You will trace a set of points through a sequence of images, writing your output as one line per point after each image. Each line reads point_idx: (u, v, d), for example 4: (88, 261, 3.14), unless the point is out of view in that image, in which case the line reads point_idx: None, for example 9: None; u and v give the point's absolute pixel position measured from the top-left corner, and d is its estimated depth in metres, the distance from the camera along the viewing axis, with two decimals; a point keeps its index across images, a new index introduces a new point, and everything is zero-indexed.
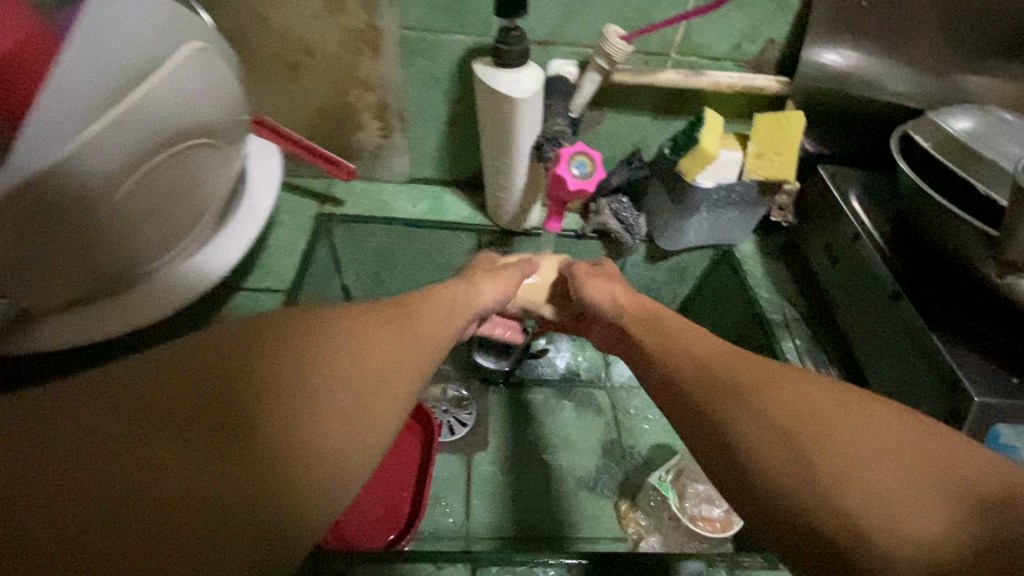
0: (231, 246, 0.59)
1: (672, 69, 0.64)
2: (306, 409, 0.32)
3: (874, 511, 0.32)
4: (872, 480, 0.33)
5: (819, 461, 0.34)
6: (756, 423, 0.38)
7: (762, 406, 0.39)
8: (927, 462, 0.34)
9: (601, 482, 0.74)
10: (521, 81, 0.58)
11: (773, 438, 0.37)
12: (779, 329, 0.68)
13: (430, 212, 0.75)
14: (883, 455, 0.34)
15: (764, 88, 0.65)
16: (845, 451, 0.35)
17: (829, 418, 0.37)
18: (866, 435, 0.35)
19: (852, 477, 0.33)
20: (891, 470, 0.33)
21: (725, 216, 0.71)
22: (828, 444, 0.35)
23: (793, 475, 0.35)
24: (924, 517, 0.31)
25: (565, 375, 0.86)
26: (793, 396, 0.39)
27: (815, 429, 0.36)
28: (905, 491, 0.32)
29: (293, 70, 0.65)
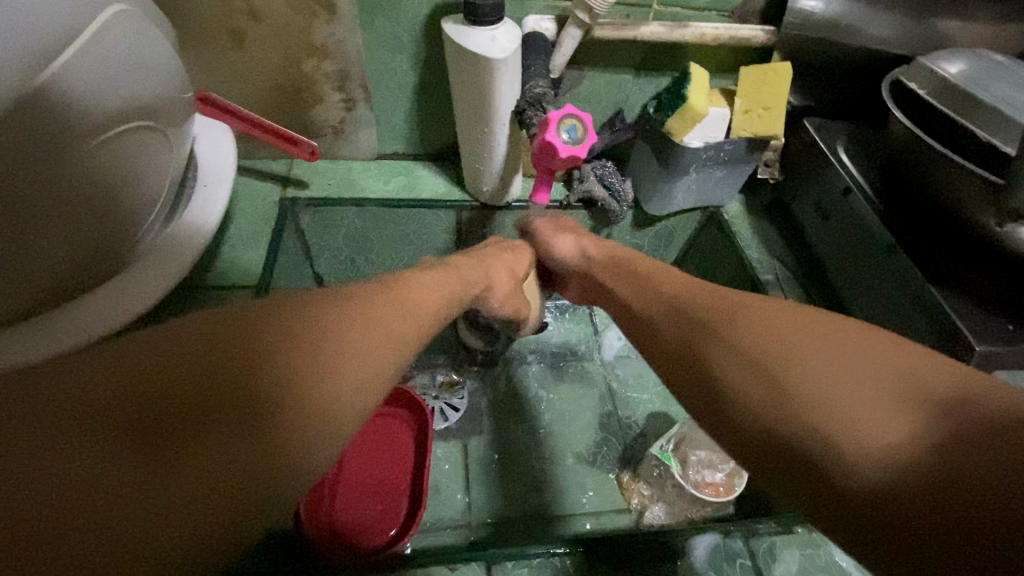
0: (188, 240, 0.53)
1: (655, 22, 0.60)
2: (237, 389, 0.28)
3: (843, 420, 0.28)
4: (838, 393, 0.29)
5: (788, 380, 0.31)
6: (731, 353, 0.34)
7: (736, 332, 0.35)
8: (905, 370, 0.30)
9: (600, 455, 0.73)
10: (497, 39, 0.53)
11: (742, 368, 0.33)
12: (772, 289, 0.68)
13: (403, 189, 0.71)
14: (851, 364, 0.31)
15: (751, 39, 0.62)
16: (814, 365, 0.31)
17: (800, 335, 0.33)
18: (836, 346, 0.32)
19: (822, 394, 0.30)
20: (859, 379, 0.30)
21: (713, 176, 0.68)
22: (797, 364, 0.32)
23: (763, 397, 0.31)
24: (896, 424, 0.27)
25: (556, 350, 0.84)
26: (770, 316, 0.35)
27: (782, 347, 0.33)
28: (875, 400, 0.29)
29: (237, 39, 0.58)
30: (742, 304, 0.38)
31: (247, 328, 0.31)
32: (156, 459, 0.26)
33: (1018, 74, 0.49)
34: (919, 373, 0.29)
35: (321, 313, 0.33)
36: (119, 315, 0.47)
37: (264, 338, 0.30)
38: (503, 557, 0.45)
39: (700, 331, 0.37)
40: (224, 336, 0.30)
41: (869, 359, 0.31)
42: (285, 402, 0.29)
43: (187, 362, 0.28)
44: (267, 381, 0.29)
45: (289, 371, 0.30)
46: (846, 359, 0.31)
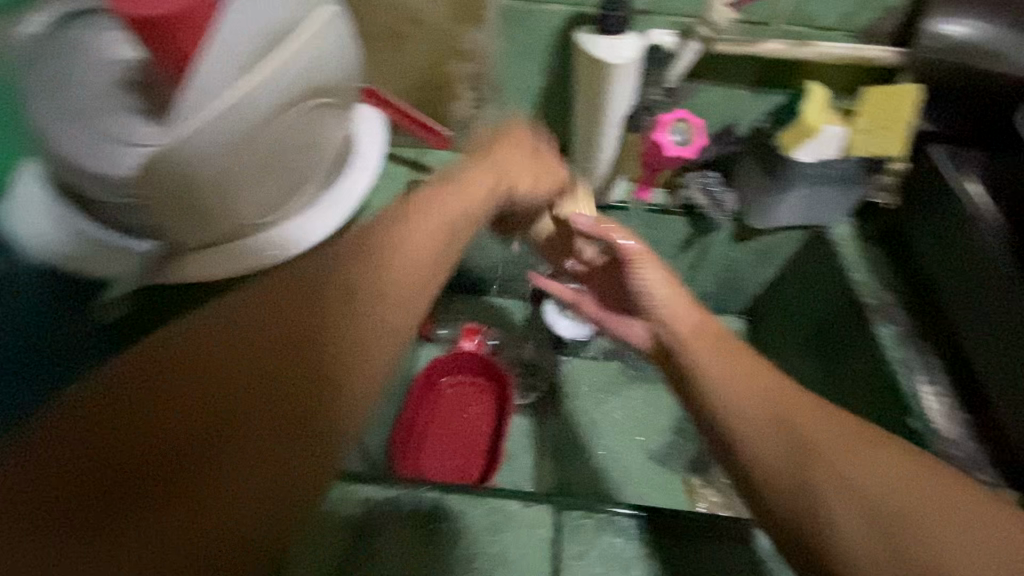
0: (338, 209, 0.59)
1: (777, 39, 0.63)
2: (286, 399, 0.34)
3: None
4: (891, 520, 0.35)
5: (897, 535, 0.35)
6: (839, 507, 0.36)
7: (803, 476, 0.38)
8: (940, 491, 0.36)
9: (671, 457, 0.74)
10: (620, 47, 0.58)
11: (850, 517, 0.36)
12: (875, 313, 0.65)
13: (515, 182, 0.78)
14: (934, 513, 0.35)
15: (876, 59, 0.62)
16: (863, 498, 0.36)
17: (893, 484, 0.36)
18: (870, 468, 0.37)
19: (936, 552, 0.34)
20: (909, 511, 0.35)
21: (821, 194, 0.68)
22: (902, 515, 0.35)
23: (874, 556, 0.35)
24: (969, 562, 0.33)
25: (640, 351, 0.85)
26: (818, 434, 0.39)
27: (889, 497, 0.36)
28: (980, 548, 0.33)
29: (398, 41, 0.68)
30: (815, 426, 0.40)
31: (288, 303, 0.37)
32: (234, 443, 0.32)
33: None
34: (947, 499, 0.35)
35: (336, 286, 0.39)
36: (260, 263, 0.54)
37: (323, 326, 0.37)
38: (569, 505, 0.48)
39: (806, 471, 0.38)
40: (272, 313, 0.36)
41: (904, 484, 0.36)
42: (320, 353, 0.36)
43: (274, 339, 0.35)
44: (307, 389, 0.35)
45: (354, 382, 0.37)
46: (886, 483, 0.36)
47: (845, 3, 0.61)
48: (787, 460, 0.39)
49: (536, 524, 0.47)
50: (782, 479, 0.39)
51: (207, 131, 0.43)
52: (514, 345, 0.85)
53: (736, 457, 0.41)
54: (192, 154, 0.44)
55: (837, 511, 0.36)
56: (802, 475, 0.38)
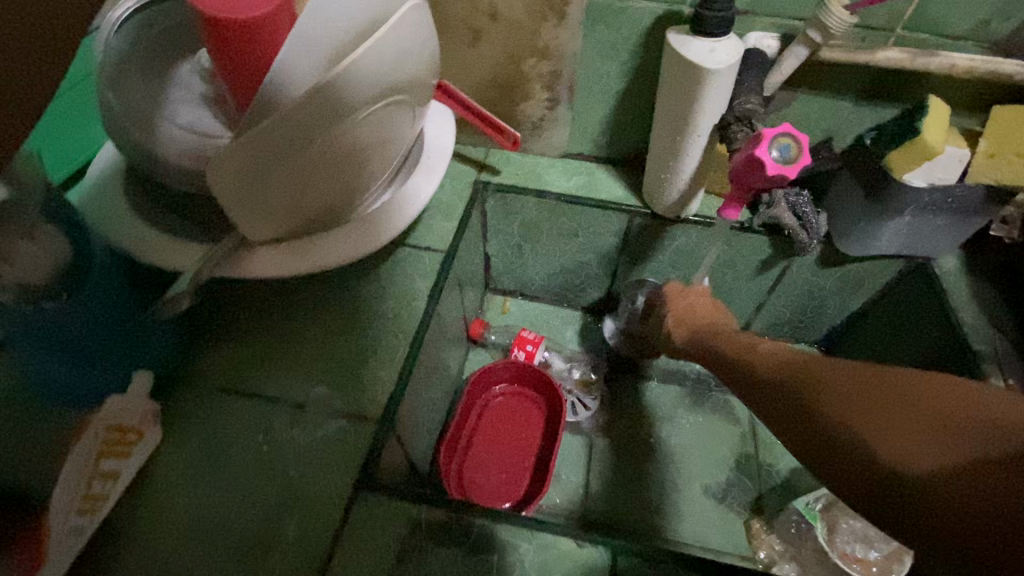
0: (410, 201, 0.58)
1: (896, 47, 0.56)
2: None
3: (896, 447, 0.31)
4: (852, 414, 0.34)
5: (849, 421, 0.34)
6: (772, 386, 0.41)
7: (778, 380, 0.41)
8: (931, 396, 0.32)
9: (731, 495, 0.69)
10: (716, 51, 0.53)
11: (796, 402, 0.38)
12: (987, 363, 0.57)
13: (583, 188, 0.74)
14: (895, 406, 0.33)
15: (1016, 75, 0.54)
16: (841, 394, 0.35)
17: (862, 385, 0.35)
18: (851, 373, 0.36)
19: (891, 430, 0.32)
20: (878, 414, 0.33)
21: (931, 222, 0.61)
22: (854, 410, 0.34)
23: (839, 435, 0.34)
24: (923, 448, 0.30)
25: (701, 376, 0.79)
26: (806, 358, 0.41)
27: (850, 393, 0.35)
28: (919, 426, 0.31)
29: (474, 36, 0.65)
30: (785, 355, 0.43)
31: None
32: None
33: None
34: (933, 396, 0.32)
35: None
36: (326, 261, 0.54)
37: None
38: (630, 551, 0.44)
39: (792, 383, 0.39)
40: None
41: (883, 386, 0.34)
42: None
43: None
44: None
45: None
46: (845, 371, 0.37)
47: (983, 9, 0.53)
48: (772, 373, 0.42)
49: (594, 568, 0.43)
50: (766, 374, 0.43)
51: (305, 118, 0.42)
52: (568, 358, 0.81)
53: (755, 382, 0.43)
54: (284, 142, 0.42)
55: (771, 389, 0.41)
56: (784, 380, 0.40)
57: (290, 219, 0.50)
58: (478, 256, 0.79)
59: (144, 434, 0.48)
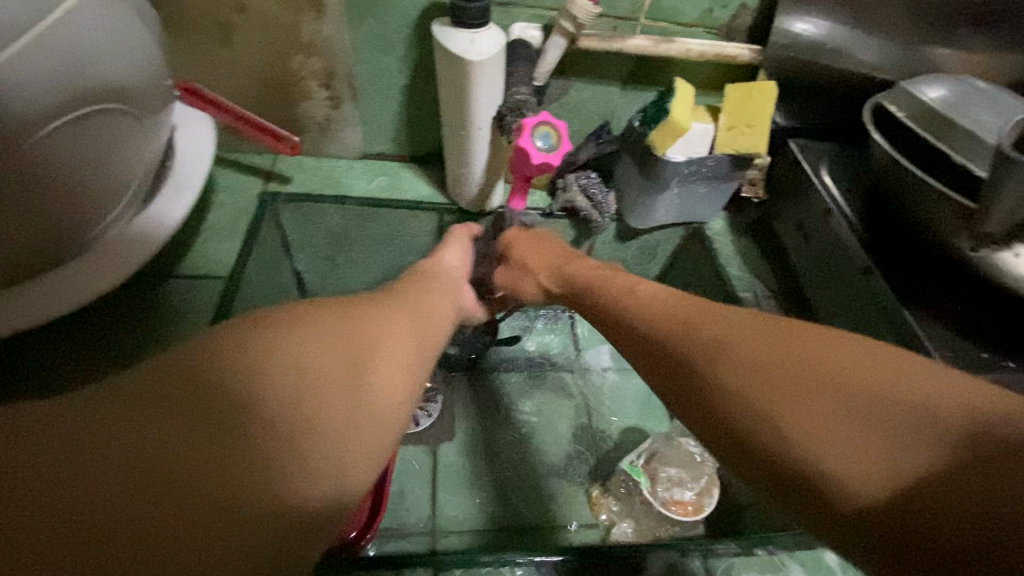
0: (153, 225, 0.51)
1: (642, 36, 0.61)
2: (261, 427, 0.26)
3: (843, 448, 0.27)
4: (823, 412, 0.28)
5: (786, 412, 0.29)
6: (693, 345, 0.35)
7: (733, 380, 0.32)
8: (869, 374, 0.29)
9: (572, 468, 0.72)
10: (478, 42, 0.53)
11: (724, 374, 0.32)
12: (750, 307, 0.66)
13: (386, 189, 0.71)
14: (851, 391, 0.28)
15: (736, 57, 0.63)
16: (771, 365, 0.31)
17: (801, 354, 0.31)
18: (816, 371, 0.30)
19: (843, 423, 0.28)
20: (808, 390, 0.29)
21: (695, 192, 0.68)
22: (801, 387, 0.30)
23: (764, 426, 0.30)
24: (889, 450, 0.26)
25: (536, 359, 0.82)
26: (756, 344, 0.33)
27: (793, 372, 0.30)
28: (889, 423, 0.27)
29: (225, 33, 0.58)
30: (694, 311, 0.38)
31: None
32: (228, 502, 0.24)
33: (995, 102, 0.50)
34: (911, 395, 0.27)
35: None
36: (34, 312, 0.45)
37: None
38: (450, 564, 0.42)
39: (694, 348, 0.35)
40: None
41: (830, 362, 0.30)
42: None
43: None
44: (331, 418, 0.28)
45: None
46: (797, 365, 0.30)
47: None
48: (669, 328, 0.38)
49: None
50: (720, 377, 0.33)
51: None
52: None
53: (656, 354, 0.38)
54: None
55: (692, 348, 0.35)
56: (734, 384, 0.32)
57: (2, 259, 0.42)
58: (284, 276, 0.71)
59: None
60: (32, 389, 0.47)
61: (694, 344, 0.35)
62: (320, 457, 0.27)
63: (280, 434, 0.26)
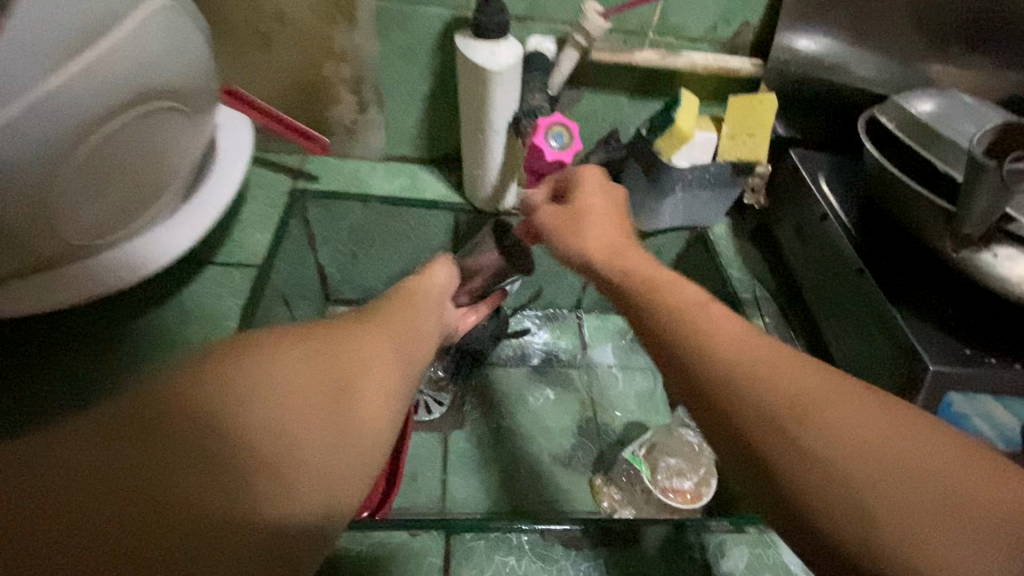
0: (201, 215, 0.55)
1: (649, 49, 0.65)
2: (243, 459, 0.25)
3: (916, 542, 0.27)
4: (899, 496, 0.28)
5: (867, 496, 0.28)
6: (761, 393, 0.32)
7: (811, 448, 0.29)
8: (942, 462, 0.29)
9: (576, 459, 0.75)
10: (497, 53, 0.58)
11: (801, 445, 0.30)
12: (749, 306, 0.69)
13: (407, 189, 0.75)
14: (928, 482, 0.28)
15: (739, 70, 0.67)
16: (857, 441, 0.29)
17: (889, 434, 0.29)
18: (906, 456, 0.29)
19: (912, 516, 0.27)
20: (893, 471, 0.28)
21: (699, 197, 0.72)
22: (878, 472, 0.28)
23: (825, 496, 0.29)
24: (955, 546, 0.26)
25: (545, 356, 0.86)
26: (843, 410, 0.30)
27: (878, 453, 0.29)
28: (964, 523, 0.27)
29: (265, 41, 0.63)
30: (751, 341, 0.35)
31: None
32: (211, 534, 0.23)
33: (978, 115, 0.53)
34: (989, 495, 0.27)
35: None
36: (88, 290, 0.49)
37: None
38: (461, 528, 0.46)
39: (768, 394, 0.32)
40: None
41: (908, 445, 0.29)
42: None
43: None
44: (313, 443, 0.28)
45: None
46: (884, 444, 0.29)
47: (707, 16, 0.64)
48: (728, 362, 0.33)
49: (428, 552, 0.44)
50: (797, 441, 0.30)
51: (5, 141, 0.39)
52: None
53: (700, 391, 0.34)
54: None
55: (759, 394, 0.32)
56: (810, 454, 0.29)
57: (69, 241, 0.46)
58: (308, 269, 0.76)
59: None
60: (84, 366, 0.51)
61: (768, 392, 0.32)
62: (304, 481, 0.27)
63: (265, 468, 0.26)
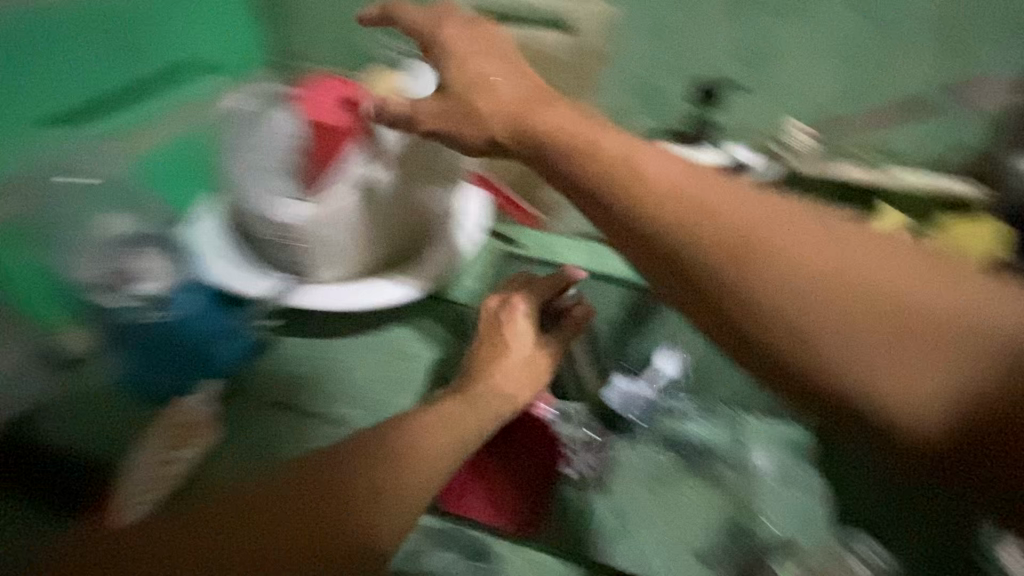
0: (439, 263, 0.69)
1: (852, 162, 0.67)
2: (367, 497, 0.44)
3: (895, 391, 0.37)
4: (890, 346, 0.38)
5: (875, 395, 0.38)
6: (791, 273, 0.41)
7: (824, 358, 0.39)
8: (957, 326, 0.38)
9: (717, 560, 0.67)
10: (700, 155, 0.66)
11: (831, 312, 0.40)
12: None
13: (589, 260, 0.79)
14: (926, 338, 0.38)
15: (959, 195, 0.64)
16: (861, 291, 0.40)
17: (890, 299, 0.39)
18: (916, 336, 0.38)
19: (903, 380, 0.37)
20: (906, 343, 0.38)
21: None
22: (864, 338, 0.39)
23: (840, 348, 0.39)
24: (929, 405, 0.37)
25: (699, 449, 0.78)
26: (859, 259, 0.41)
27: (882, 309, 0.39)
28: (942, 355, 0.37)
29: None
30: (789, 210, 0.44)
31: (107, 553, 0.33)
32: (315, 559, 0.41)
33: None
34: (982, 329, 0.37)
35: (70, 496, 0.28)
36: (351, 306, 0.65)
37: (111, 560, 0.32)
38: None
39: (793, 295, 0.40)
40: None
41: (922, 319, 0.38)
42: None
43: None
44: (401, 504, 0.44)
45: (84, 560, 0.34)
46: (867, 300, 0.40)
47: (916, 139, 0.67)
48: (767, 254, 0.42)
49: None
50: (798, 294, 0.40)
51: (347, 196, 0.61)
52: None
53: (772, 287, 0.41)
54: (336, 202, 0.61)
55: (770, 275, 0.41)
56: (815, 297, 0.40)
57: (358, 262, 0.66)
58: None
59: (200, 434, 0.61)
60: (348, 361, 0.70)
61: (800, 237, 0.42)
62: (392, 514, 0.44)
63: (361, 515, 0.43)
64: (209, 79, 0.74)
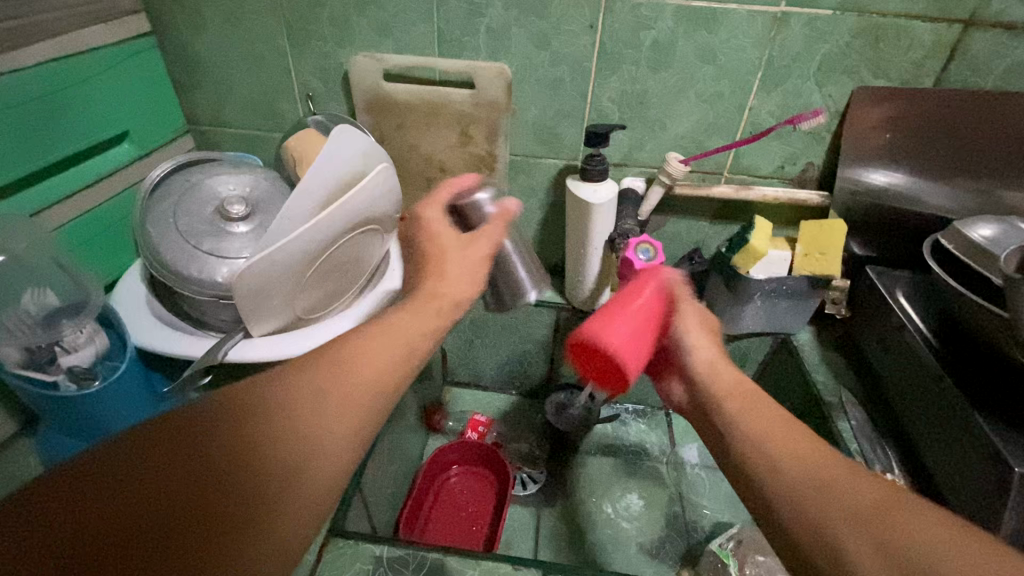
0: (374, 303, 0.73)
1: (726, 185, 0.80)
2: (260, 497, 0.33)
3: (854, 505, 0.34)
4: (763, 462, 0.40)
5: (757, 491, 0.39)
6: (736, 412, 0.45)
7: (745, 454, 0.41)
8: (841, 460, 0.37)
9: (663, 549, 0.77)
10: (599, 191, 0.75)
11: (764, 429, 0.42)
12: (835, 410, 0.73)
13: None
14: (785, 455, 0.39)
15: (807, 201, 0.78)
16: (773, 431, 0.41)
17: (781, 431, 0.41)
18: (803, 450, 0.39)
19: (776, 461, 0.39)
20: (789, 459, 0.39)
21: (778, 304, 0.80)
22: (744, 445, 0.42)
23: (767, 468, 0.39)
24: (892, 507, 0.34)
25: (634, 447, 0.91)
26: (759, 415, 0.43)
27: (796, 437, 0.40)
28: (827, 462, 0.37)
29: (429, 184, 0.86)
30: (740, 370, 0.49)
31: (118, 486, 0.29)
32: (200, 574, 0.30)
33: None
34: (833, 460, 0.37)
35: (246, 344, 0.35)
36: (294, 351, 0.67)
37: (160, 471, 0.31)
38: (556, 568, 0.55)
39: (735, 412, 0.45)
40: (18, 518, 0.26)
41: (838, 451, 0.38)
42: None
43: None
44: (296, 516, 0.34)
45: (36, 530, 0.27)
46: (797, 438, 0.40)
47: (774, 160, 0.79)
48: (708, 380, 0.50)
49: None
50: (733, 407, 0.46)
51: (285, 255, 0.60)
52: (513, 440, 0.93)
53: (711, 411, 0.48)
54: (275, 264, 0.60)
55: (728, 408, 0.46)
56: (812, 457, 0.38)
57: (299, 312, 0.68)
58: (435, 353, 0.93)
59: None
60: None
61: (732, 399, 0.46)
62: (293, 518, 0.34)
63: (265, 520, 0.33)
64: (126, 151, 0.73)
